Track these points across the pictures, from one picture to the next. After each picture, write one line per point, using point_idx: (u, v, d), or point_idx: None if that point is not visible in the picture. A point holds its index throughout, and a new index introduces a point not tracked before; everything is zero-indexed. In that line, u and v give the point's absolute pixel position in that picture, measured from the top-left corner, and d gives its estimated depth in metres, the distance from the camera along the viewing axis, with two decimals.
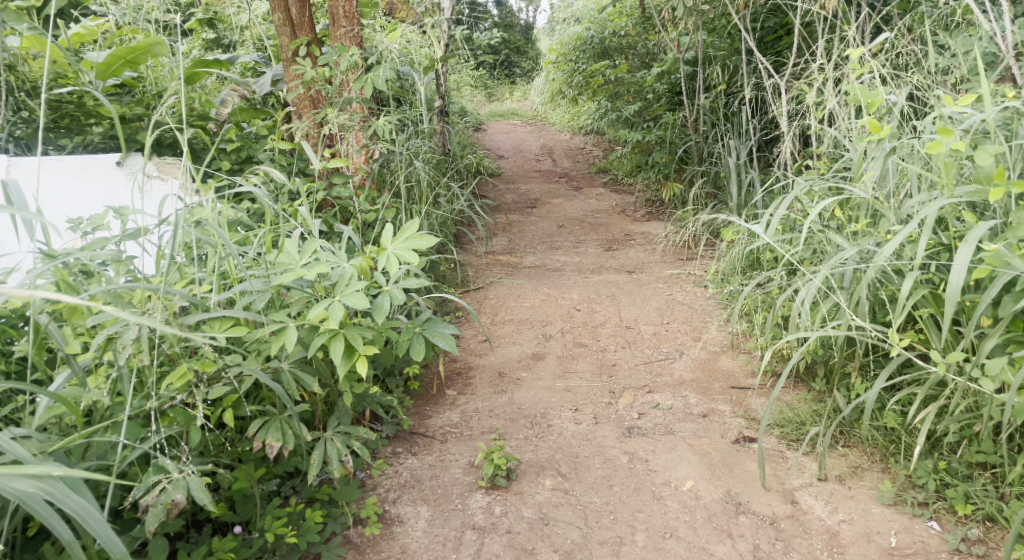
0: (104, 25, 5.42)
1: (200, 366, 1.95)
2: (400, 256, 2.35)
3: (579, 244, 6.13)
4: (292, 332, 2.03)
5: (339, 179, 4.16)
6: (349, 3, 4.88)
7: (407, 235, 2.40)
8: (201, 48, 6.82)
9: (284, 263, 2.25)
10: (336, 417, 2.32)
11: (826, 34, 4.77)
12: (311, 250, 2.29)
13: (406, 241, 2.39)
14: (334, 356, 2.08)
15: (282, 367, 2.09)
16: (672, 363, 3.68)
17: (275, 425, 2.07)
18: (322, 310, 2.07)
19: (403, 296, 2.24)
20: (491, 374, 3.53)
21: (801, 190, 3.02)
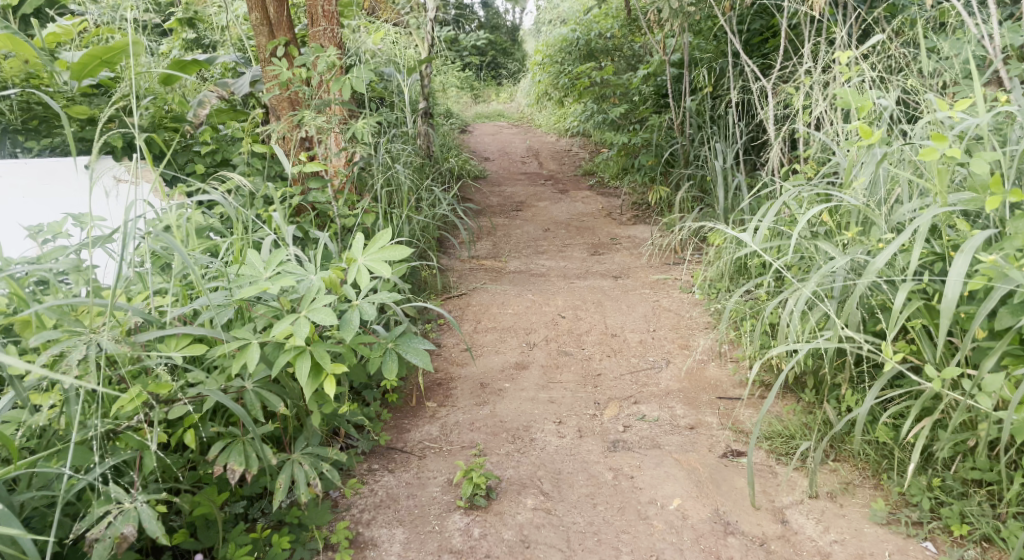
0: (79, 24, 5.29)
1: (154, 388, 1.89)
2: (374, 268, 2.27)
3: (564, 248, 6.04)
4: (254, 351, 1.98)
5: (316, 184, 4.05)
6: (328, 3, 4.77)
7: (379, 246, 2.32)
8: (181, 48, 6.69)
9: (247, 275, 2.18)
10: (305, 437, 2.26)
11: (813, 36, 4.71)
12: (276, 261, 2.22)
13: (378, 253, 2.32)
14: (299, 376, 2.00)
15: (245, 386, 2.04)
16: (659, 372, 3.60)
17: (237, 448, 2.01)
18: (287, 327, 2.00)
19: (374, 310, 2.17)
20: (473, 384, 3.43)
21: (790, 196, 2.94)
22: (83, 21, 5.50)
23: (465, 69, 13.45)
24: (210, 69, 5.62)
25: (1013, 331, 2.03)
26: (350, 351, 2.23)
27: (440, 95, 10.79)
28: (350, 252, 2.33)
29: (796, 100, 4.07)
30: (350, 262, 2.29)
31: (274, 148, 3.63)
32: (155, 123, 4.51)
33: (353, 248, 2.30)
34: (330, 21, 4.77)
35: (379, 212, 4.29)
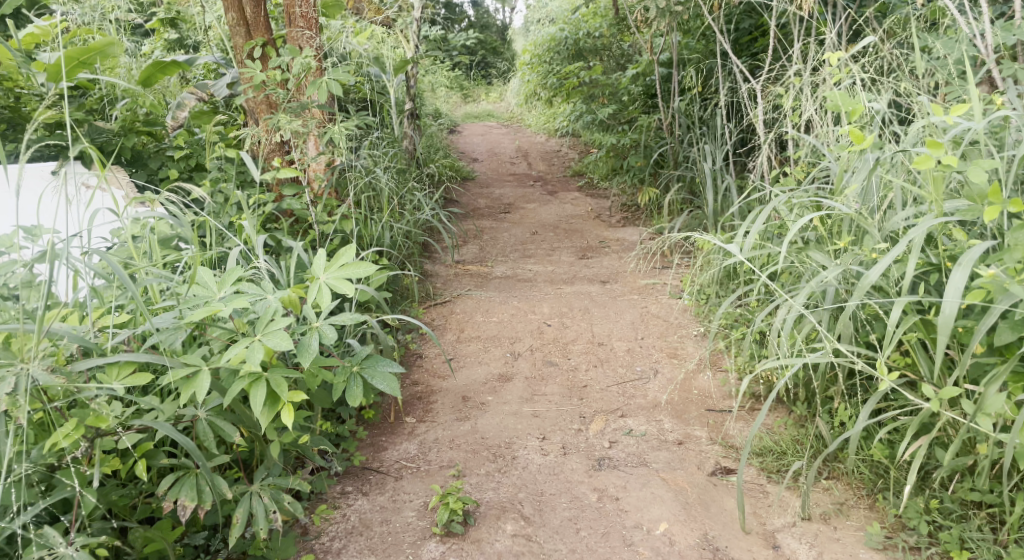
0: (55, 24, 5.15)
1: (94, 420, 1.88)
2: (338, 285, 2.31)
3: (552, 252, 5.93)
4: (205, 379, 1.99)
5: (292, 190, 3.94)
6: (307, 3, 4.65)
7: (341, 263, 2.37)
8: (162, 48, 6.54)
9: (199, 297, 2.15)
10: (265, 468, 2.26)
11: (803, 35, 4.61)
12: (230, 281, 2.19)
13: (341, 271, 2.37)
14: (254, 402, 2.00)
15: (197, 415, 2.05)
16: (646, 383, 3.49)
17: (189, 482, 2.02)
18: (241, 352, 1.99)
19: (334, 333, 2.16)
20: (454, 398, 3.33)
21: (780, 203, 2.83)
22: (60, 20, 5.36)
23: (454, 69, 13.31)
24: (191, 70, 5.49)
25: (1015, 347, 1.94)
26: (312, 375, 2.23)
27: (427, 95, 10.65)
28: (312, 269, 2.37)
29: (786, 101, 3.97)
30: (313, 280, 2.33)
31: (244, 153, 3.51)
32: (127, 127, 4.37)
33: (316, 265, 2.34)
34: (309, 22, 4.64)
35: (358, 219, 4.17)
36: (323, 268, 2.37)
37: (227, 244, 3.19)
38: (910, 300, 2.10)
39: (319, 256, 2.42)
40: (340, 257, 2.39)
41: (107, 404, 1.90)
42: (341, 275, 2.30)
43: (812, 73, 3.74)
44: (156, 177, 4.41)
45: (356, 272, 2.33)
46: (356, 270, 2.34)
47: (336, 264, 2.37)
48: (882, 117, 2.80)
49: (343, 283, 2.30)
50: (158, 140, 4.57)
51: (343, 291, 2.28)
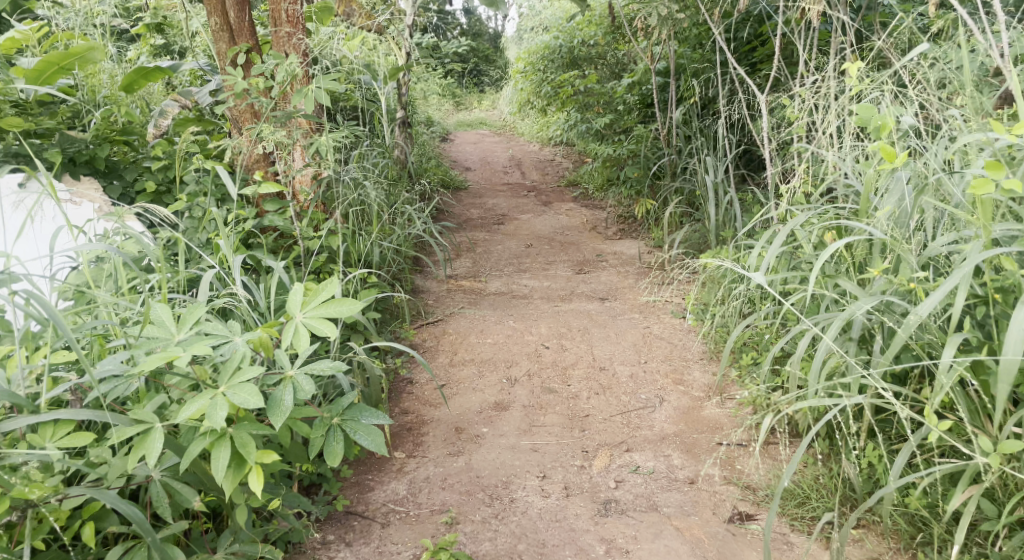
0: (37, 28, 4.95)
1: (21, 492, 1.76)
2: (315, 326, 2.14)
3: (548, 266, 5.71)
4: (157, 439, 1.87)
5: (274, 205, 3.72)
6: (293, 7, 4.41)
7: (319, 301, 2.21)
8: (148, 54, 6.30)
9: (153, 341, 2.00)
10: (232, 532, 2.13)
11: (809, 43, 4.42)
12: (190, 323, 2.04)
13: (318, 310, 2.20)
14: (215, 464, 1.89)
15: (149, 477, 1.94)
16: (652, 413, 3.27)
17: (139, 553, 1.91)
18: (200, 409, 1.86)
19: (308, 386, 2.03)
20: (447, 429, 3.10)
21: (799, 225, 2.62)
22: (41, 24, 5.13)
23: (446, 76, 13.10)
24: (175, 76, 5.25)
25: None
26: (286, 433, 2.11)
27: (419, 103, 10.44)
28: (288, 306, 2.21)
29: (796, 111, 3.77)
30: (287, 320, 2.16)
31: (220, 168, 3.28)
32: (100, 135, 4.11)
33: (292, 304, 2.17)
34: (294, 25, 4.40)
35: (345, 235, 3.95)
36: (300, 305, 2.20)
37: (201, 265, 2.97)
38: (960, 339, 1.92)
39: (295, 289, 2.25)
40: (318, 292, 2.22)
41: (38, 472, 1.80)
42: (318, 317, 2.14)
43: (825, 81, 3.55)
44: (132, 190, 4.17)
45: (336, 312, 2.17)
46: (336, 310, 2.18)
47: (314, 301, 2.21)
48: (912, 131, 2.61)
49: (320, 325, 2.13)
50: (135, 150, 4.34)
51: (321, 333, 2.11)
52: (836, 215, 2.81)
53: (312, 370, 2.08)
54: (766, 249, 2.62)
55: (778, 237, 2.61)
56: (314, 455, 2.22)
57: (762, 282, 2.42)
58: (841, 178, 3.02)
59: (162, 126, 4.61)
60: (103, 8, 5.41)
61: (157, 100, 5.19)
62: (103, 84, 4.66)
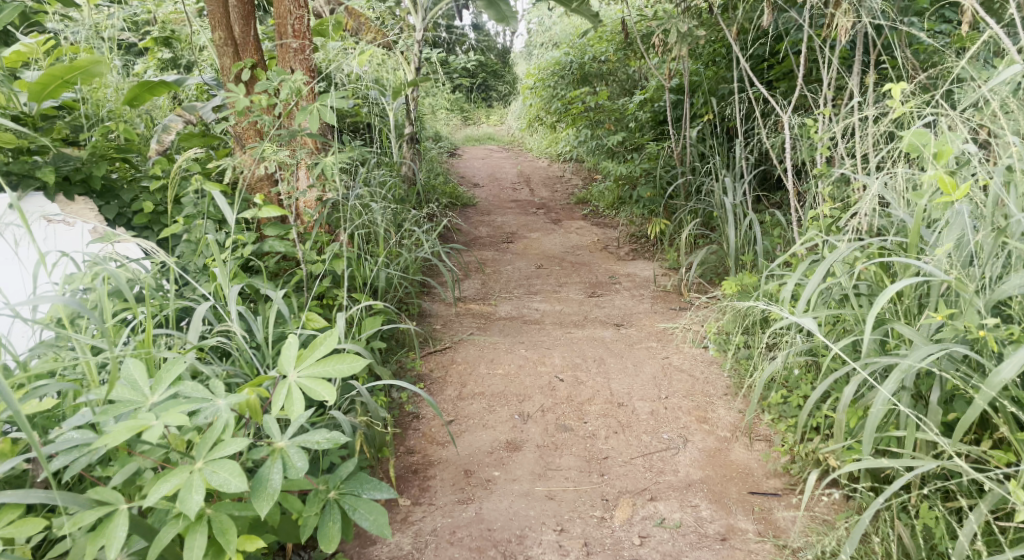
0: (43, 42, 4.83)
1: None
2: (313, 388, 2.09)
3: (560, 288, 5.51)
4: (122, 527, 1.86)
5: (273, 230, 3.51)
6: (299, 21, 4.20)
7: (315, 358, 2.16)
8: (155, 68, 6.13)
9: (123, 408, 1.97)
10: None
11: (832, 60, 4.22)
12: (163, 388, 2.01)
13: (315, 366, 2.16)
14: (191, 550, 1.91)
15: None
16: (675, 455, 3.06)
17: None
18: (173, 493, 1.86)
19: (297, 464, 2.02)
20: (457, 471, 2.91)
21: (832, 265, 2.50)
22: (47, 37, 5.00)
23: (454, 92, 12.94)
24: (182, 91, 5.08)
25: None
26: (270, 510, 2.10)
27: (427, 117, 10.26)
28: (280, 363, 2.15)
29: (823, 132, 3.57)
30: (281, 380, 2.11)
31: (215, 192, 3.06)
32: (95, 153, 3.93)
33: (287, 363, 2.12)
34: (299, 39, 4.20)
35: (350, 259, 3.76)
36: (293, 361, 2.15)
37: (194, 296, 2.78)
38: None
39: (291, 345, 2.18)
40: (313, 347, 2.17)
41: None
42: (314, 379, 2.10)
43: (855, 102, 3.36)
44: (129, 210, 3.97)
45: (335, 372, 2.13)
46: (334, 367, 2.14)
47: (310, 358, 2.16)
48: (970, 161, 2.41)
49: (317, 387, 2.09)
50: (132, 168, 4.13)
51: (319, 397, 2.07)
52: (880, 248, 2.61)
53: (306, 442, 2.06)
54: (806, 293, 2.59)
55: (817, 280, 2.57)
56: (308, 537, 2.17)
57: (812, 327, 2.35)
58: (882, 209, 2.82)
59: (164, 142, 4.43)
60: (107, 21, 5.24)
61: (160, 115, 5.02)
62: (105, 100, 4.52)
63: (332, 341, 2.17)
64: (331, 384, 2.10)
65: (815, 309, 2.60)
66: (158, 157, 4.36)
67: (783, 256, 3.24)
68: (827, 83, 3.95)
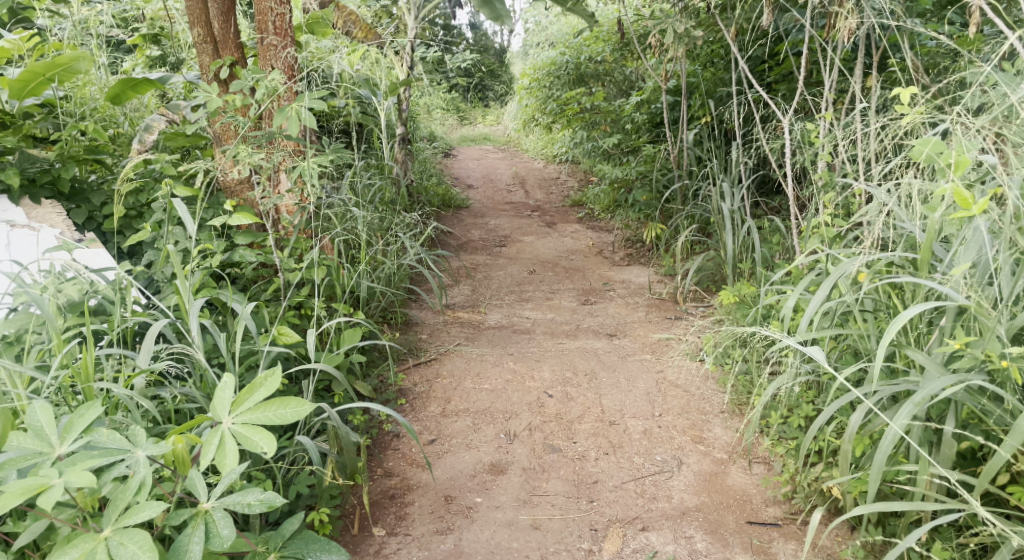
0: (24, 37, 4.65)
1: None
2: (249, 436, 1.96)
3: (552, 294, 5.34)
4: None
5: (245, 237, 3.33)
6: (281, 17, 4.02)
7: (253, 401, 2.01)
8: (142, 66, 5.95)
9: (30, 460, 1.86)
10: None
11: (834, 62, 4.06)
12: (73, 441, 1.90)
13: (252, 410, 2.01)
14: None
15: None
16: (669, 479, 2.92)
17: None
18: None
19: (221, 530, 1.92)
20: (437, 497, 2.77)
21: (836, 282, 2.38)
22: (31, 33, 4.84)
23: (450, 92, 12.76)
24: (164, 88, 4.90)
25: None
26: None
27: (421, 117, 10.08)
28: (214, 407, 2.00)
29: (827, 138, 3.40)
30: (214, 427, 1.97)
31: (178, 201, 2.85)
32: (62, 154, 3.73)
33: (221, 410, 1.97)
34: (280, 35, 4.02)
35: (329, 268, 3.58)
36: (229, 406, 2.00)
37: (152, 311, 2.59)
38: None
39: (223, 388, 2.02)
40: (252, 390, 2.02)
41: None
42: (250, 427, 1.96)
43: (861, 106, 3.19)
44: (99, 214, 3.76)
45: (276, 418, 1.99)
46: (274, 413, 2.00)
47: (248, 403, 2.01)
48: (989, 173, 2.26)
49: (252, 435, 1.96)
50: (107, 169, 3.95)
51: (256, 447, 1.94)
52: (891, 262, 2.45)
53: (234, 505, 1.94)
54: (810, 311, 2.44)
55: (822, 299, 2.42)
56: None
57: (816, 354, 2.21)
58: (892, 221, 2.65)
59: (145, 142, 4.23)
60: (93, 17, 5.07)
61: (141, 114, 4.84)
62: (83, 98, 4.33)
63: (274, 384, 2.03)
64: (269, 433, 1.97)
65: (822, 330, 2.46)
66: (136, 157, 4.17)
67: (785, 268, 3.07)
68: (830, 86, 3.79)
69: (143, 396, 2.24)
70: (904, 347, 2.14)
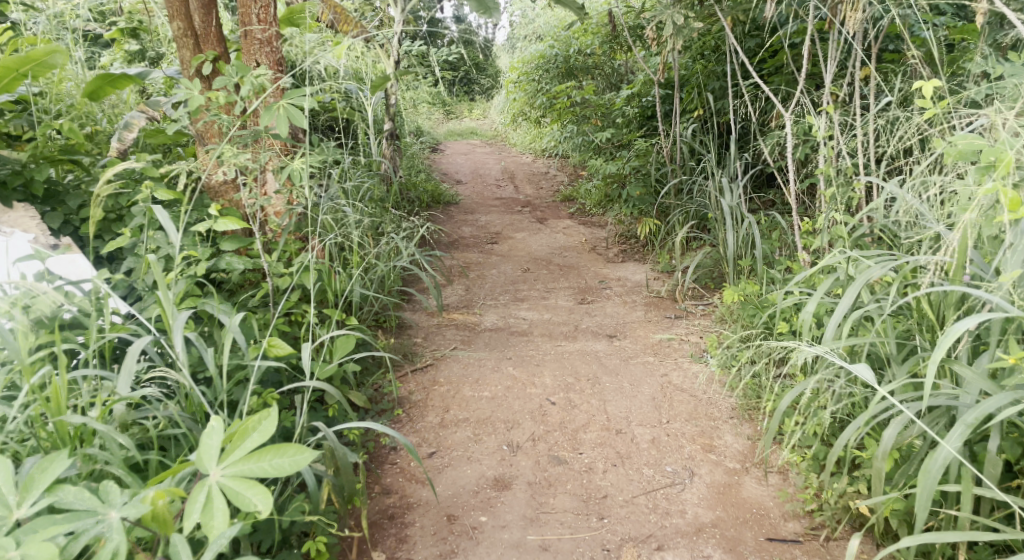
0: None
1: None
2: (241, 492, 1.82)
3: (548, 293, 5.20)
4: None
5: (231, 243, 3.12)
6: (264, 8, 3.84)
7: (244, 450, 1.87)
8: (123, 60, 5.75)
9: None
10: None
11: (835, 55, 3.95)
12: (39, 496, 1.78)
13: (244, 458, 1.87)
14: None
15: None
16: (681, 492, 2.80)
17: None
18: None
19: None
20: (440, 517, 2.65)
21: (865, 287, 2.31)
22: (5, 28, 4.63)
23: (435, 86, 12.59)
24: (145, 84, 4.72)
25: None
26: None
27: (407, 112, 9.91)
28: (199, 457, 1.84)
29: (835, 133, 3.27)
30: (201, 480, 1.82)
31: (159, 209, 2.66)
32: (36, 154, 3.54)
33: (209, 462, 1.82)
34: (264, 27, 3.84)
35: (321, 273, 3.42)
36: (217, 455, 1.85)
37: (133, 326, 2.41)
38: None
39: (211, 434, 1.86)
40: (243, 437, 1.88)
41: None
42: (242, 482, 1.82)
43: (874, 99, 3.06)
44: (76, 217, 3.57)
45: (270, 470, 1.85)
46: (269, 463, 1.86)
47: (239, 452, 1.86)
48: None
49: (244, 491, 1.81)
50: (84, 170, 3.76)
51: (249, 504, 1.80)
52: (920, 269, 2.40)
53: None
54: (836, 318, 2.38)
55: (847, 306, 2.35)
56: None
57: (862, 373, 2.12)
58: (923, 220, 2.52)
59: (125, 139, 4.04)
60: (70, 11, 4.86)
61: (122, 110, 4.66)
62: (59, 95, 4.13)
63: (267, 429, 1.88)
64: (264, 486, 1.83)
65: (850, 339, 2.40)
66: (116, 156, 3.98)
67: (804, 272, 2.92)
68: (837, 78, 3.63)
69: (123, 424, 2.08)
70: (948, 361, 2.10)
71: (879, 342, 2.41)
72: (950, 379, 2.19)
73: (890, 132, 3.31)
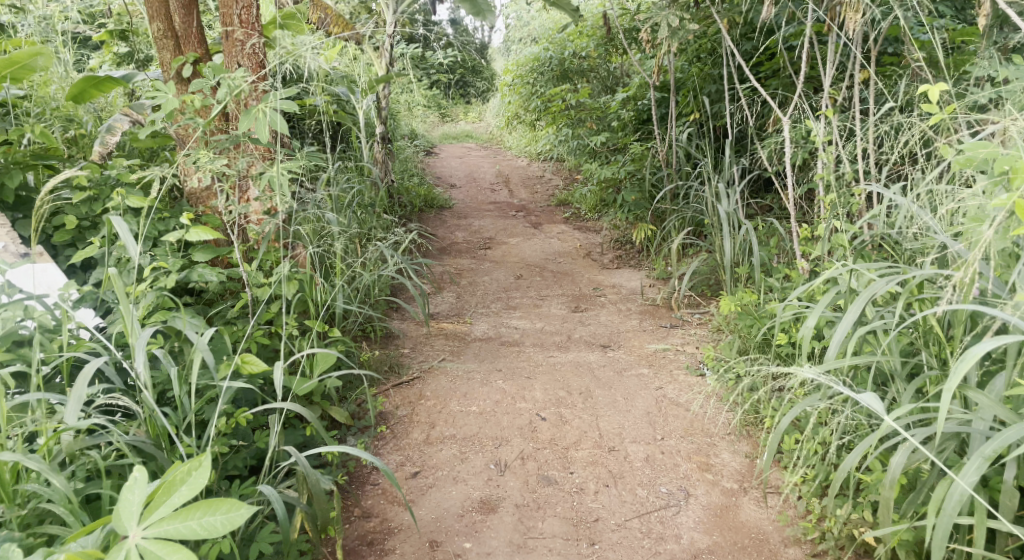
0: None
1: None
2: (163, 556, 1.61)
3: (541, 301, 5.07)
4: None
5: (205, 254, 2.97)
6: (246, 10, 3.70)
7: (171, 507, 1.67)
8: (112, 63, 5.64)
9: None
10: None
11: (836, 58, 3.82)
12: None
13: (169, 516, 1.68)
14: None
15: None
16: (676, 515, 2.68)
17: None
18: None
19: None
20: (422, 543, 2.52)
21: (872, 299, 2.19)
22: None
23: (430, 89, 12.49)
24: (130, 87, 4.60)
25: None
26: None
27: (402, 115, 9.80)
28: (118, 515, 1.64)
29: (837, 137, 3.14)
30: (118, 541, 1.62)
31: (117, 220, 2.46)
32: (8, 160, 3.42)
33: (129, 524, 1.62)
34: (246, 29, 3.70)
35: (302, 283, 3.29)
36: (138, 514, 1.65)
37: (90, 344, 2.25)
38: None
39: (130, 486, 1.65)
40: (169, 492, 1.68)
41: None
42: (165, 545, 1.61)
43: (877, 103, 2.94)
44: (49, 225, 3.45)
45: (199, 529, 1.65)
46: (197, 522, 1.66)
47: (164, 509, 1.66)
48: None
49: (168, 555, 1.61)
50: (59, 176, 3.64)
51: None
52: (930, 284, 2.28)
53: None
54: (839, 338, 2.25)
55: (851, 325, 2.22)
56: None
57: (874, 404, 1.95)
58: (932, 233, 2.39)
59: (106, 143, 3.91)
60: (58, 13, 4.75)
61: (106, 114, 4.54)
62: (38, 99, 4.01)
63: (197, 483, 1.68)
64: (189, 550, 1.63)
65: (856, 359, 2.27)
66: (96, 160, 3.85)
67: (805, 285, 2.79)
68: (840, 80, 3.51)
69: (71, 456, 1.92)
70: (961, 386, 1.98)
71: (884, 360, 2.29)
72: (958, 401, 2.08)
73: (895, 137, 3.18)
